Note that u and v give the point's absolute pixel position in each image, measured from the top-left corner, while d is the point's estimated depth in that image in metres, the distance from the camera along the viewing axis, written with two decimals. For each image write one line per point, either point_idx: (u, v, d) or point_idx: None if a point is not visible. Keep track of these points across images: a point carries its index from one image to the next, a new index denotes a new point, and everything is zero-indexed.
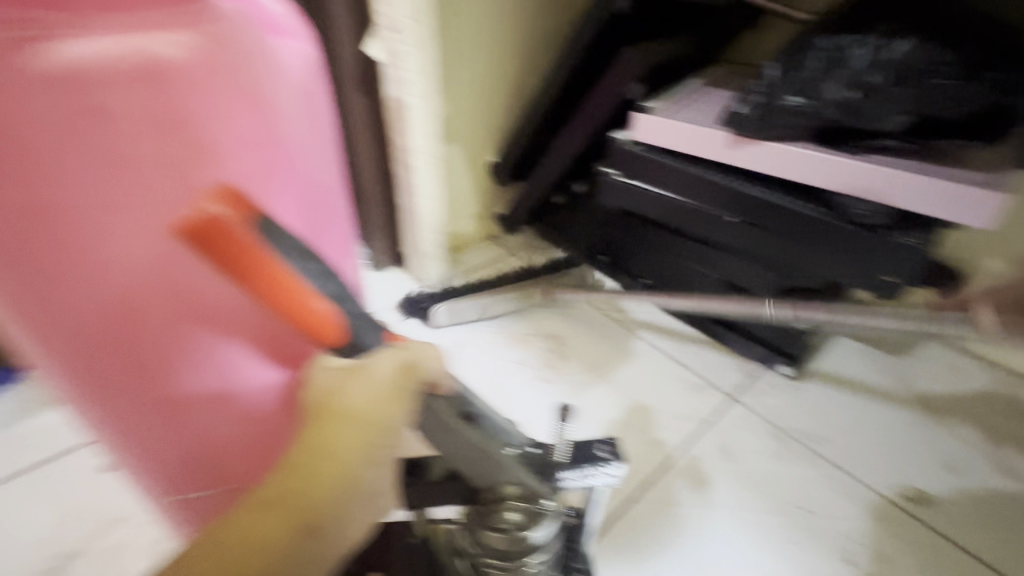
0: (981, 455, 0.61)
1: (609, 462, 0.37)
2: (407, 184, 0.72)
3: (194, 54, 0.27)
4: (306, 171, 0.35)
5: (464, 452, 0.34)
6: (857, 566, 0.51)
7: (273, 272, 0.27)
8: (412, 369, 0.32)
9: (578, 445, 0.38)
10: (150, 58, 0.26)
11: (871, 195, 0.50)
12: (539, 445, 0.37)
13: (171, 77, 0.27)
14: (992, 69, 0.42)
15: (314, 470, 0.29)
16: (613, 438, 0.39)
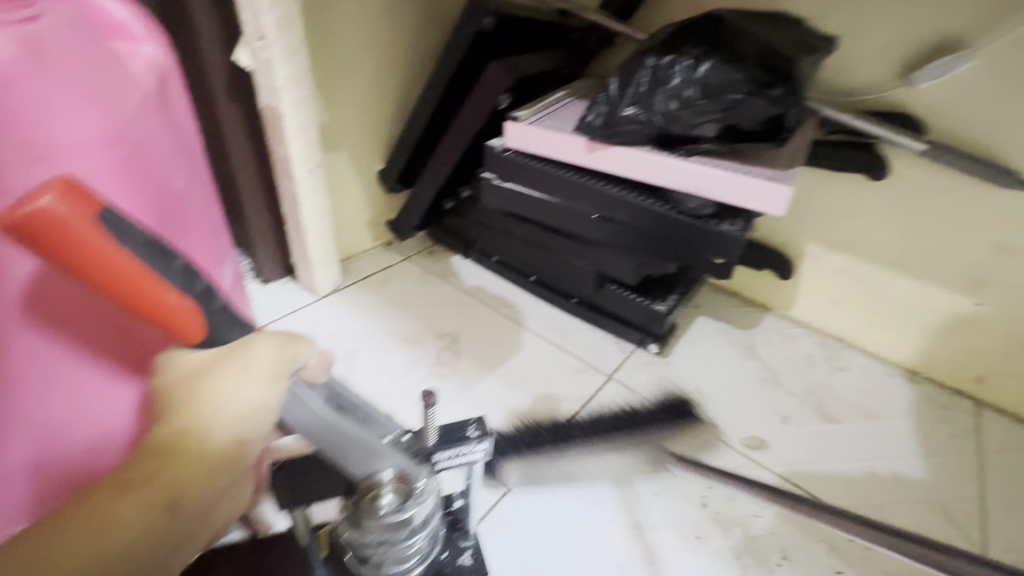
0: (808, 406, 0.73)
1: (478, 440, 0.39)
2: (288, 191, 0.71)
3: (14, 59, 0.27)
4: (152, 173, 0.36)
5: (334, 441, 0.34)
6: (712, 508, 0.59)
7: (125, 266, 0.27)
8: (287, 352, 0.33)
9: (448, 428, 0.40)
10: None
11: (699, 191, 0.58)
12: (411, 433, 0.39)
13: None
14: (774, 85, 0.51)
15: (184, 445, 0.31)
16: (482, 418, 0.41)
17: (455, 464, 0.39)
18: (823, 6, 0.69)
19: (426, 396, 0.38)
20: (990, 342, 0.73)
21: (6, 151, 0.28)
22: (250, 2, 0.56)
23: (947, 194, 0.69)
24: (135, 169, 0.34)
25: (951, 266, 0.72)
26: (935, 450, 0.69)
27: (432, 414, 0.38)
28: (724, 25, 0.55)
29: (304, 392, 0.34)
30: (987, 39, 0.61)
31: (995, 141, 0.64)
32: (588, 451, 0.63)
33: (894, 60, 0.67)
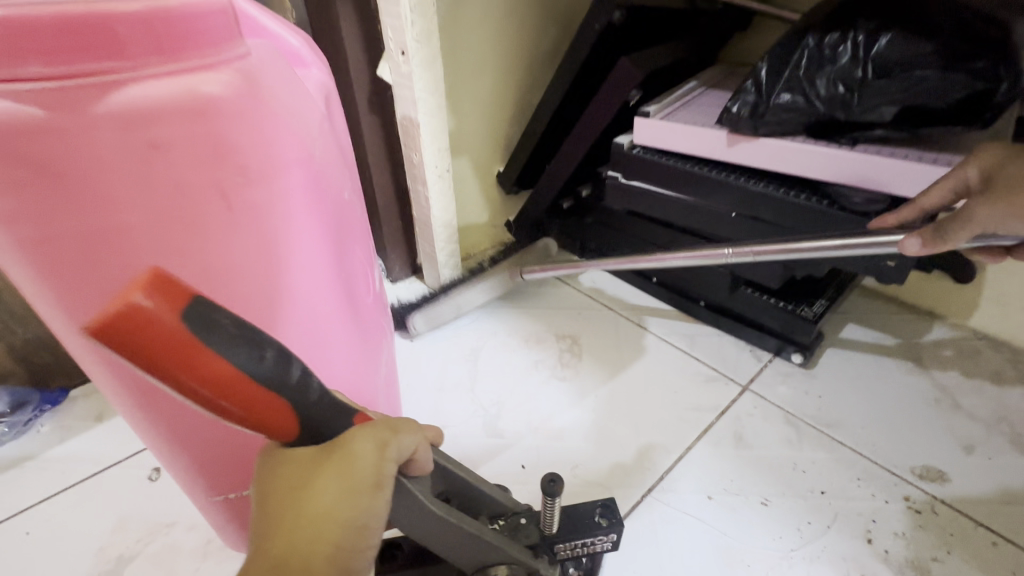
0: (997, 435, 0.61)
1: (608, 531, 0.34)
2: (419, 197, 0.75)
3: (236, 92, 0.29)
4: (326, 188, 0.38)
5: (441, 541, 0.29)
6: (880, 545, 0.51)
7: (213, 368, 0.21)
8: (391, 453, 0.25)
9: (571, 510, 0.34)
10: (198, 99, 0.28)
11: (867, 184, 0.52)
12: (528, 513, 0.34)
13: (217, 116, 0.28)
14: (977, 57, 0.43)
15: (291, 542, 0.24)
16: (612, 500, 0.35)
17: (577, 554, 0.34)
18: None
19: (547, 484, 0.31)
20: None
21: (224, 179, 0.30)
22: (394, 19, 0.59)
23: None
24: (316, 184, 0.36)
25: None
26: None
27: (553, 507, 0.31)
28: None
29: (411, 488, 0.27)
30: None
31: None
32: (726, 467, 0.58)
33: None
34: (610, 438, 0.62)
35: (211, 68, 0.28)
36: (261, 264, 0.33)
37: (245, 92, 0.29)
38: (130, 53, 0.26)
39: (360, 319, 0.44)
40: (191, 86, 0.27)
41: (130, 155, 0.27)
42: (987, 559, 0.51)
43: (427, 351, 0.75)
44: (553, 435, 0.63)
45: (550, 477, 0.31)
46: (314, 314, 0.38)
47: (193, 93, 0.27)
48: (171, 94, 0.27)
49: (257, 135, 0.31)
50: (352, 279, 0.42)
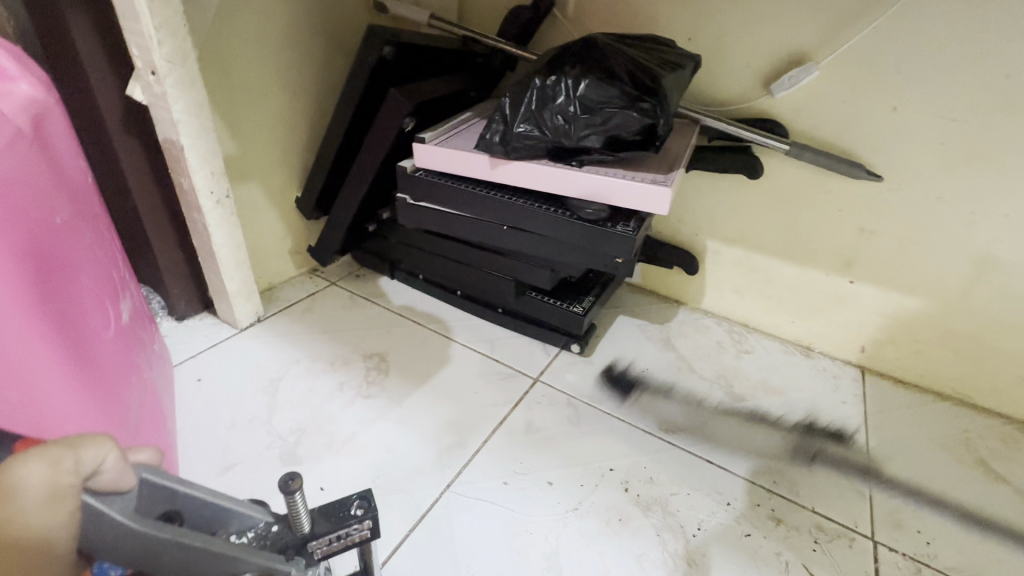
0: (716, 388, 0.79)
1: (363, 518, 0.35)
2: (197, 224, 0.70)
3: None
4: (18, 211, 0.34)
5: (170, 562, 0.29)
6: (634, 491, 0.62)
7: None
8: (66, 468, 0.25)
9: (326, 508, 0.35)
10: None
11: (594, 197, 0.63)
12: (279, 520, 0.34)
13: None
14: (644, 98, 0.56)
15: None
16: (368, 489, 0.37)
17: (334, 549, 0.35)
18: (692, 29, 0.78)
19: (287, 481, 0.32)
20: (867, 315, 0.83)
21: None
22: (138, 37, 0.56)
23: (815, 187, 0.78)
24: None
25: (826, 250, 0.82)
26: (827, 416, 0.77)
27: (296, 503, 0.32)
28: (599, 47, 0.60)
29: (102, 506, 0.26)
30: (828, 52, 0.71)
31: (846, 140, 0.74)
32: (518, 451, 0.65)
33: (756, 74, 0.76)
34: (414, 444, 0.65)
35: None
36: None
37: None
38: None
39: (90, 360, 0.39)
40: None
41: None
42: (703, 482, 0.63)
43: (217, 389, 0.70)
44: (356, 451, 0.63)
45: (289, 476, 0.32)
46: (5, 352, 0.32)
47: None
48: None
49: None
50: (72, 313, 0.38)
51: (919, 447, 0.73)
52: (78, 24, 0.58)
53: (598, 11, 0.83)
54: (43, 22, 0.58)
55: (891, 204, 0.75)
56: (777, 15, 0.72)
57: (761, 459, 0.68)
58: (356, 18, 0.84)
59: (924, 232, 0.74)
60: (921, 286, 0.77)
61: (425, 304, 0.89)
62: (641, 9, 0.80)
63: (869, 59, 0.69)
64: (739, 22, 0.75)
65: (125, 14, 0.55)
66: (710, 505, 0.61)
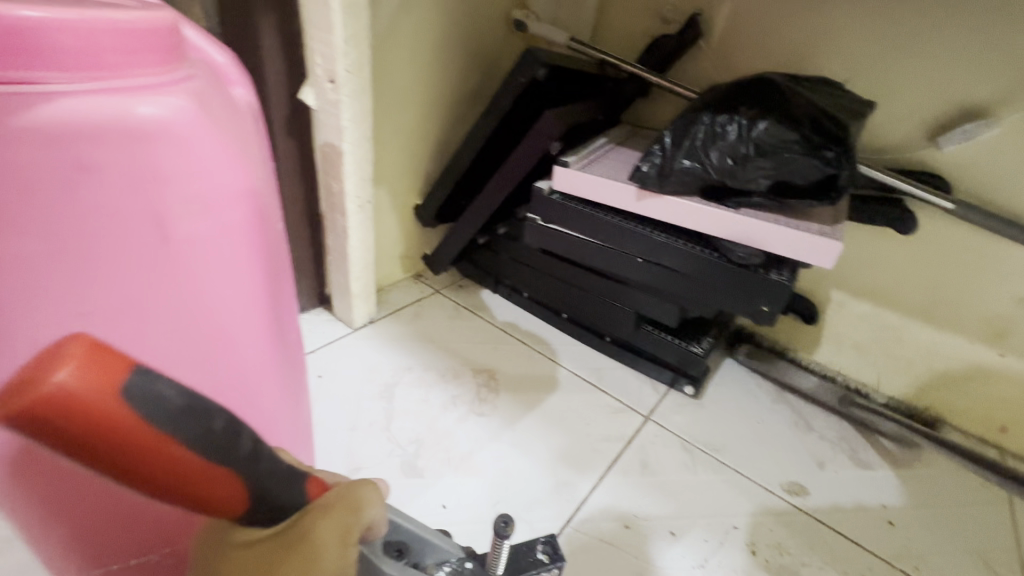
0: (839, 451, 0.74)
1: (551, 565, 0.34)
2: (337, 225, 0.72)
3: (183, 117, 0.28)
4: (270, 225, 0.35)
5: None
6: (762, 555, 0.58)
7: (115, 424, 0.17)
8: (354, 534, 0.24)
9: (516, 548, 0.35)
10: (135, 123, 0.26)
11: (748, 241, 0.61)
12: (473, 557, 0.33)
13: (158, 141, 0.27)
14: (827, 146, 0.54)
15: None
16: (552, 534, 0.36)
17: None
18: (850, 71, 0.74)
19: (499, 525, 0.31)
20: (1015, 392, 0.76)
21: (161, 210, 0.28)
22: (325, 47, 0.58)
23: (973, 249, 0.72)
24: (262, 221, 0.34)
25: (976, 317, 0.75)
26: (965, 499, 0.70)
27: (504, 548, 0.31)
28: (775, 87, 0.57)
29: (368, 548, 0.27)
30: (1012, 108, 0.66)
31: (1020, 203, 0.68)
32: (635, 493, 0.63)
33: (921, 123, 0.72)
34: (531, 470, 0.64)
35: (157, 88, 0.27)
36: (189, 302, 0.31)
37: (195, 117, 0.28)
38: (67, 64, 0.25)
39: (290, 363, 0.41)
40: (123, 105, 0.26)
41: (56, 175, 0.25)
42: (835, 556, 0.59)
43: (337, 388, 0.71)
44: (474, 472, 0.63)
45: (502, 520, 0.31)
46: (240, 366, 0.35)
47: (127, 114, 0.26)
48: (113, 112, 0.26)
49: (204, 164, 0.29)
50: (285, 322, 0.40)
51: None
52: (267, 30, 0.61)
53: (745, 44, 0.80)
54: (234, 25, 0.61)
55: None
56: (956, 64, 0.67)
57: (895, 539, 0.63)
58: (496, 35, 0.85)
59: None
60: None
61: (529, 323, 0.89)
62: (795, 46, 0.77)
63: None
64: (908, 68, 0.70)
65: (316, 25, 0.57)
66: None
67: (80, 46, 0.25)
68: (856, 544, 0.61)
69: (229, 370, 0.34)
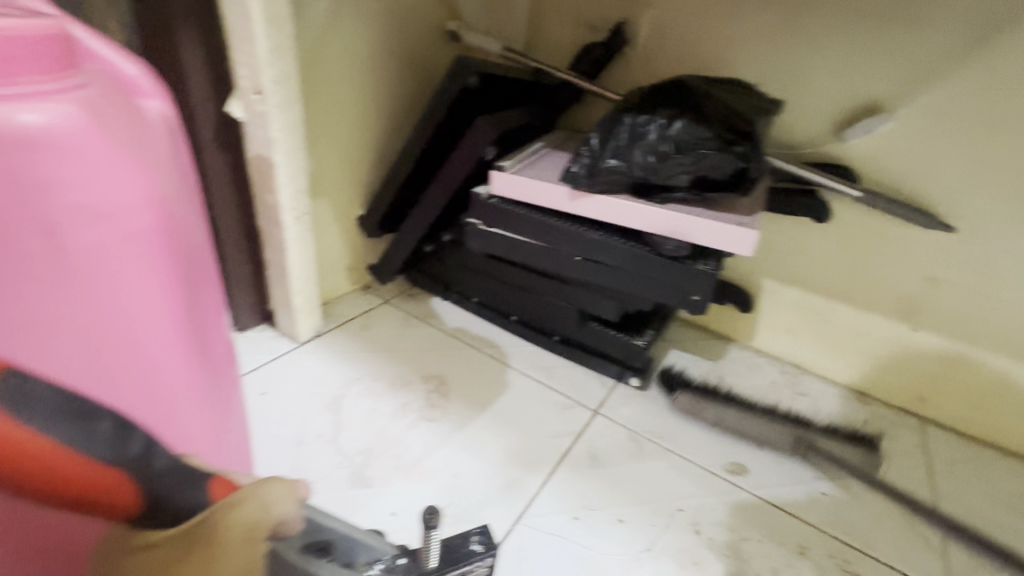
0: (777, 430, 0.78)
1: (485, 555, 0.35)
2: (274, 238, 0.71)
3: (69, 125, 0.29)
4: (183, 229, 0.36)
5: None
6: (705, 534, 0.61)
7: None
8: (261, 529, 0.29)
9: (449, 543, 0.35)
10: (19, 132, 0.28)
11: (675, 234, 0.64)
12: (406, 554, 0.33)
13: (43, 148, 0.29)
14: (737, 142, 0.57)
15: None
16: (486, 525, 0.37)
17: None
18: (763, 73, 0.79)
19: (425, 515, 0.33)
20: (929, 364, 0.82)
21: (54, 216, 0.30)
22: (249, 58, 0.58)
23: (882, 234, 0.78)
24: (171, 226, 0.35)
25: (890, 296, 0.81)
26: (890, 466, 0.75)
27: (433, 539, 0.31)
28: (689, 89, 0.61)
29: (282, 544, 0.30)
30: (903, 103, 0.72)
31: (917, 189, 0.74)
32: (583, 485, 0.64)
33: (827, 120, 0.77)
34: (482, 472, 0.64)
35: (44, 96, 0.29)
36: (93, 306, 0.32)
37: (83, 124, 0.30)
38: None
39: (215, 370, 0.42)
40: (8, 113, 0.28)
41: None
42: (774, 530, 0.62)
43: (281, 405, 0.70)
44: (423, 477, 0.62)
45: (429, 511, 0.33)
46: (154, 370, 0.35)
47: (14, 121, 0.28)
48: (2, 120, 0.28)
49: (96, 170, 0.31)
50: (205, 330, 0.40)
51: (987, 503, 0.72)
52: (189, 43, 0.60)
53: (668, 50, 0.85)
54: (154, 39, 0.60)
55: (961, 255, 0.75)
56: (853, 65, 0.74)
57: (829, 508, 0.67)
58: (431, 46, 0.87)
59: (996, 284, 0.74)
60: (988, 338, 0.77)
61: (479, 328, 0.89)
62: (713, 51, 0.81)
63: (947, 113, 0.70)
64: (813, 69, 0.76)
65: (238, 36, 0.57)
66: (782, 553, 0.60)
67: None
68: (793, 516, 0.65)
69: (142, 375, 0.35)
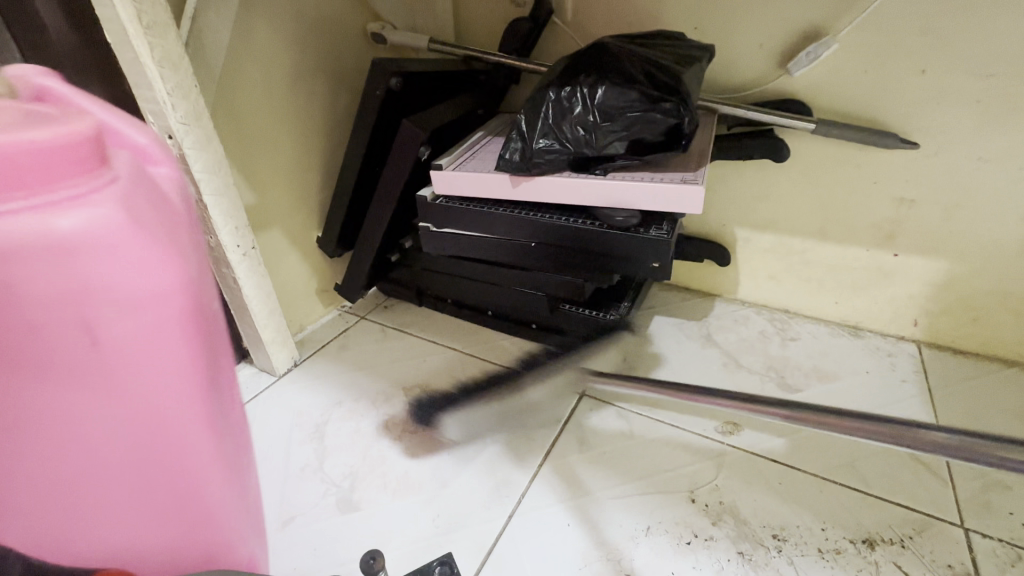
0: (769, 382, 0.76)
1: None
2: (226, 278, 0.70)
3: (100, 227, 0.26)
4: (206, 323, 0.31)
5: None
6: (701, 501, 0.59)
7: None
8: None
9: None
10: (54, 239, 0.25)
11: (623, 203, 0.61)
12: None
13: (82, 254, 0.26)
14: (665, 98, 0.54)
15: None
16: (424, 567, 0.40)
17: None
18: (697, 18, 0.76)
19: None
20: (917, 287, 0.79)
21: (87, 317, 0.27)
22: (153, 105, 0.56)
23: (845, 162, 0.75)
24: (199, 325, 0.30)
25: (865, 224, 0.78)
26: (889, 399, 0.73)
27: None
28: (610, 51, 0.59)
29: None
30: (843, 23, 0.68)
31: (874, 110, 0.71)
32: (575, 471, 0.63)
33: (771, 54, 0.74)
34: (469, 478, 0.63)
35: (81, 200, 0.26)
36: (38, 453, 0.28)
37: (120, 225, 0.26)
38: None
39: (231, 472, 0.35)
40: (43, 224, 0.25)
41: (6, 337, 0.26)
42: (777, 486, 0.60)
43: (265, 442, 0.70)
44: (412, 493, 0.62)
45: None
46: (152, 486, 0.32)
47: (48, 231, 0.25)
48: (22, 232, 0.24)
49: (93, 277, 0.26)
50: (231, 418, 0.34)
51: (989, 419, 0.70)
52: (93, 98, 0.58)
53: (598, 12, 0.81)
54: None
55: (930, 170, 0.71)
56: None
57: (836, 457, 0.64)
58: (356, 52, 0.84)
59: (972, 194, 0.70)
60: (970, 250, 0.74)
61: (458, 328, 0.88)
62: (642, 4, 0.78)
63: (890, 27, 0.66)
64: (747, 3, 0.72)
65: (137, 84, 0.55)
66: (786, 510, 0.58)
67: None
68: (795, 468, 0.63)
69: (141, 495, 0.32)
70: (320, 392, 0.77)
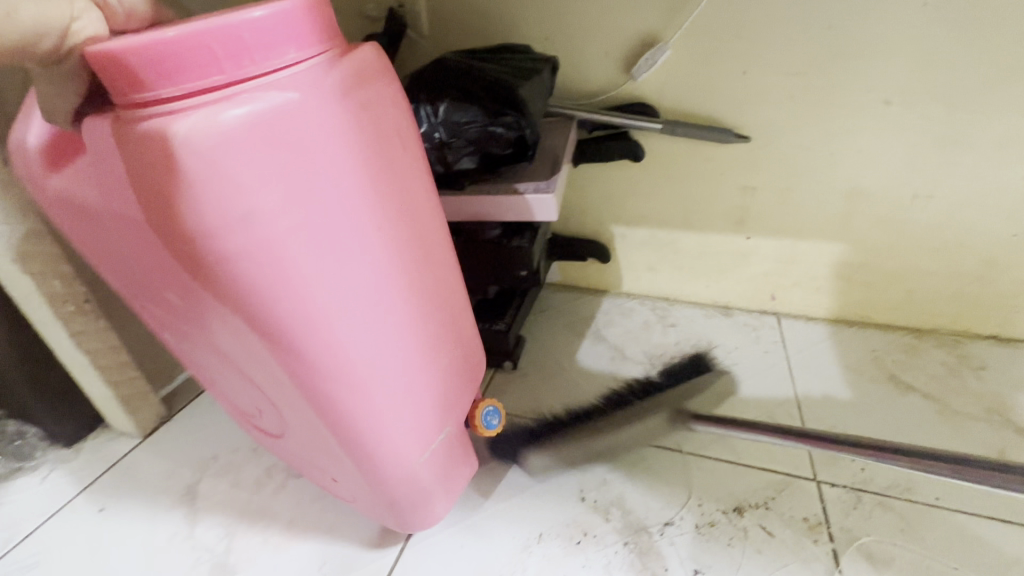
0: (652, 369, 0.80)
1: None
2: (57, 339, 0.62)
3: (364, 67, 0.40)
4: None
5: None
6: (591, 499, 0.61)
7: None
8: None
9: None
10: (351, 77, 0.38)
11: (484, 216, 0.61)
12: None
13: (368, 86, 0.40)
14: (505, 111, 0.55)
15: None
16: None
17: None
18: (544, 29, 0.78)
19: None
20: (769, 265, 0.87)
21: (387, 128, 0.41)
22: None
23: (694, 158, 0.81)
24: None
25: (719, 212, 0.85)
26: (755, 370, 0.80)
27: None
28: (450, 68, 0.59)
29: None
30: (672, 30, 0.73)
31: (710, 108, 0.77)
32: (469, 490, 0.63)
33: (615, 62, 0.78)
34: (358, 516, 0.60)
35: (323, 60, 0.37)
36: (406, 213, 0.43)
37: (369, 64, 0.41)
38: (213, 63, 0.33)
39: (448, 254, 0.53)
40: (273, 75, 0.35)
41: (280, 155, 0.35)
42: (657, 471, 0.63)
43: (126, 515, 0.63)
44: (297, 542, 0.58)
45: None
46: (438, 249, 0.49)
47: (329, 70, 0.37)
48: (338, 71, 0.38)
49: (375, 105, 0.40)
50: None
51: (838, 376, 0.78)
52: None
53: (451, 26, 0.81)
54: None
55: (764, 159, 0.79)
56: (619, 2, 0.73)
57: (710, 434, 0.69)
58: None
59: (799, 178, 0.79)
60: (807, 227, 0.82)
61: None
62: (491, 17, 0.79)
63: (711, 33, 0.72)
64: (586, 14, 0.75)
65: None
66: (667, 492, 0.61)
67: (226, 45, 0.33)
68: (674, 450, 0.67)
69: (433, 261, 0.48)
70: (193, 449, 0.70)
